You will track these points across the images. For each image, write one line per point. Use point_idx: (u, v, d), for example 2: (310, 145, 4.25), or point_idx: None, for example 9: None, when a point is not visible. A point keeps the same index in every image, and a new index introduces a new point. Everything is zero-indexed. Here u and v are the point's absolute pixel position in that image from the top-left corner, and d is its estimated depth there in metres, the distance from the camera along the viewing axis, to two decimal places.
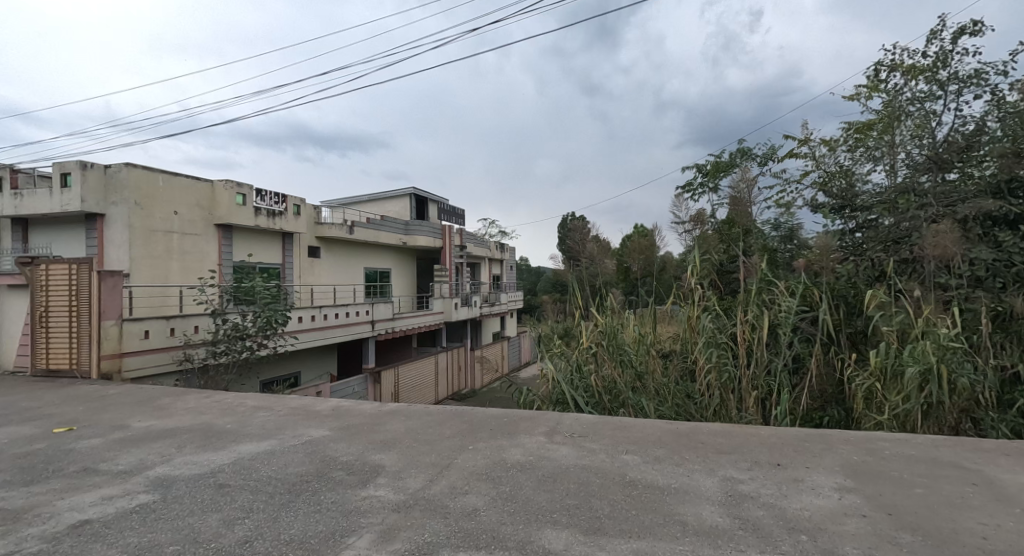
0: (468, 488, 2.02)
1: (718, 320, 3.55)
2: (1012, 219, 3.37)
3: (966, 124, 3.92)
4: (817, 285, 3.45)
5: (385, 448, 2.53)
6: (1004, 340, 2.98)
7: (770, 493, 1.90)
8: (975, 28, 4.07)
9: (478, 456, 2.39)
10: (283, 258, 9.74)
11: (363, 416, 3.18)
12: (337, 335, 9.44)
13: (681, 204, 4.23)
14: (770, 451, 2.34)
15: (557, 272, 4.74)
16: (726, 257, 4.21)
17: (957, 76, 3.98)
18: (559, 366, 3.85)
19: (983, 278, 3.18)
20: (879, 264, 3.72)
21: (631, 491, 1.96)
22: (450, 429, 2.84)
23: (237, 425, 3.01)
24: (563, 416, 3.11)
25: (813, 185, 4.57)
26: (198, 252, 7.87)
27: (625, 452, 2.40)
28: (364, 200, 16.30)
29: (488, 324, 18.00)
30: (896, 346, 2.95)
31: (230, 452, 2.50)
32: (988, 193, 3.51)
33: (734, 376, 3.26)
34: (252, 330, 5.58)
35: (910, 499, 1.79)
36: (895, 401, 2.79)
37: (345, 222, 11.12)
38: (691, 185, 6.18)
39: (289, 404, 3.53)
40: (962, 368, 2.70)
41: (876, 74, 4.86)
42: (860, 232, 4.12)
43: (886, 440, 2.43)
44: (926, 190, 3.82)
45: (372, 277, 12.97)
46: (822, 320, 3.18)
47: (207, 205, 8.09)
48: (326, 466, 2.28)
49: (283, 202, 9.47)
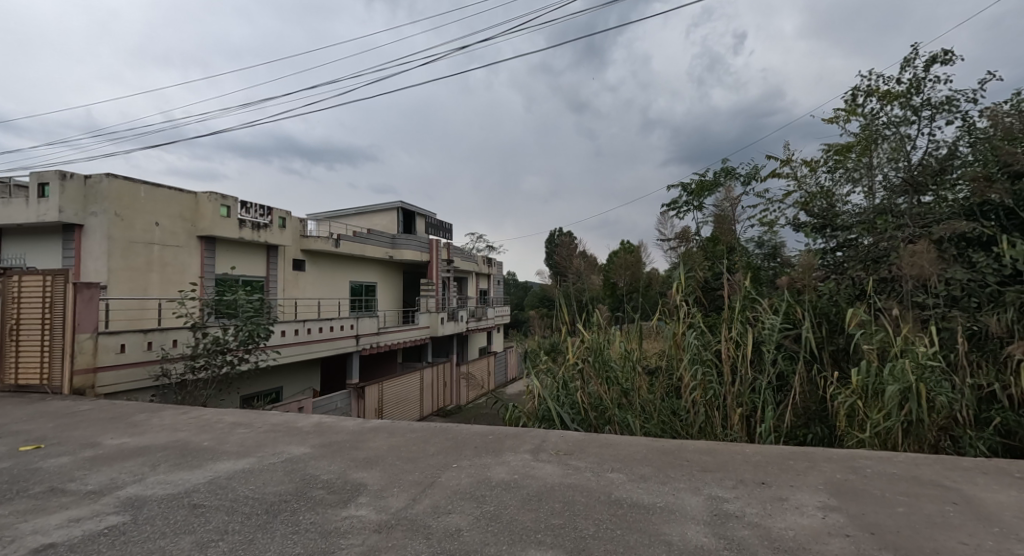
0: (452, 507, 1.98)
1: (702, 337, 3.56)
2: (985, 240, 3.47)
3: (939, 148, 4.07)
4: (799, 302, 3.52)
5: (368, 466, 2.48)
6: (980, 359, 3.03)
7: (756, 512, 1.89)
8: (946, 56, 4.24)
9: (462, 474, 2.36)
10: (267, 271, 9.62)
11: (346, 433, 3.12)
12: (321, 349, 9.31)
13: (667, 221, 4.29)
14: (754, 469, 2.34)
15: (544, 287, 4.76)
16: (711, 273, 4.20)
17: (930, 103, 4.12)
18: (546, 382, 3.84)
19: (959, 298, 3.26)
20: (859, 284, 3.81)
21: (617, 510, 1.94)
22: (434, 446, 2.80)
23: (215, 442, 2.92)
24: (549, 433, 3.08)
25: (794, 204, 4.67)
26: (179, 264, 7.74)
27: (610, 470, 2.38)
28: (351, 213, 16.30)
29: (475, 339, 18.00)
30: (876, 364, 2.99)
31: (207, 470, 2.42)
32: (962, 215, 3.62)
33: (718, 393, 3.28)
34: (233, 345, 5.46)
35: (892, 518, 1.79)
36: (876, 419, 2.81)
37: (331, 236, 11.08)
38: (676, 202, 6.27)
39: (270, 420, 3.46)
40: (940, 386, 2.75)
41: (854, 99, 5.04)
42: (840, 251, 4.21)
43: (868, 458, 2.46)
44: (904, 212, 3.93)
45: (358, 291, 12.86)
46: (806, 337, 3.22)
47: (190, 217, 7.99)
48: (306, 485, 2.22)
49: (268, 215, 9.37)
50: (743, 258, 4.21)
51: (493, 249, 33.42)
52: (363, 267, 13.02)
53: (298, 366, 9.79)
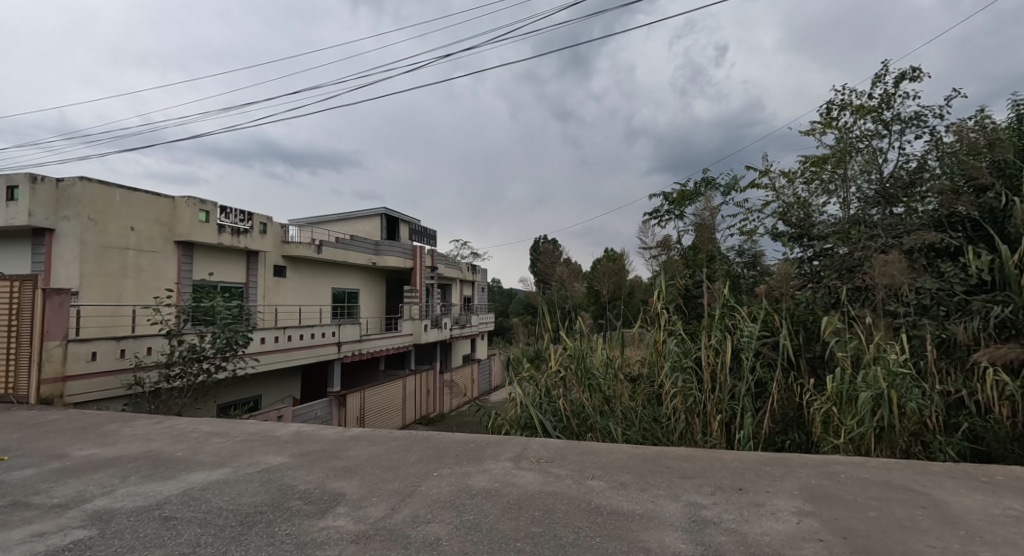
0: (432, 516, 1.97)
1: (682, 344, 3.61)
2: (952, 250, 3.60)
3: (909, 161, 4.23)
4: (777, 310, 3.60)
5: (347, 475, 2.45)
6: (950, 366, 3.12)
7: (733, 518, 1.92)
8: (914, 73, 4.40)
9: (442, 483, 2.34)
10: (247, 277, 9.48)
11: (326, 442, 3.08)
12: (302, 357, 9.18)
13: (648, 230, 4.34)
14: (732, 476, 2.37)
15: (527, 295, 4.77)
16: (692, 282, 4.28)
17: (900, 117, 4.26)
18: (528, 391, 3.85)
19: (929, 307, 3.37)
20: (834, 292, 3.90)
21: (597, 518, 1.95)
22: (415, 455, 2.78)
23: (189, 453, 2.86)
24: (530, 440, 3.08)
25: (772, 214, 4.79)
26: (155, 270, 7.59)
27: (591, 478, 2.39)
28: (332, 219, 16.17)
29: (458, 346, 17.97)
30: (850, 371, 3.05)
31: (180, 482, 2.37)
32: (931, 226, 3.74)
33: (698, 400, 3.33)
34: (210, 352, 5.35)
35: (864, 523, 1.83)
36: (850, 425, 2.86)
37: (313, 242, 10.96)
38: (658, 212, 6.35)
39: (247, 429, 3.39)
40: (910, 393, 2.83)
41: (828, 112, 5.20)
42: (816, 260, 4.31)
43: (842, 463, 2.51)
44: (877, 222, 4.07)
45: (340, 297, 12.72)
46: (782, 345, 3.31)
47: (168, 222, 7.86)
48: (283, 495, 2.18)
49: (248, 220, 9.24)
50: (724, 266, 4.29)
51: (478, 256, 33.32)
52: (346, 274, 12.90)
53: (277, 374, 9.62)
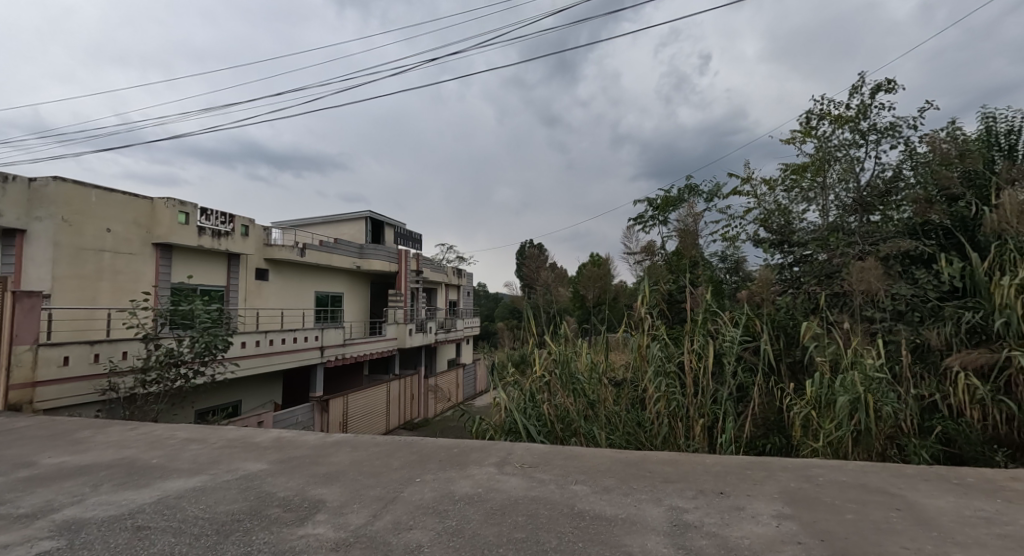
0: (414, 522, 1.95)
1: (666, 349, 3.64)
2: (926, 258, 3.69)
3: (885, 171, 4.34)
4: (758, 316, 3.65)
5: (328, 482, 2.41)
6: (924, 370, 3.19)
7: (714, 522, 1.93)
8: (889, 84, 4.52)
9: (425, 489, 2.32)
10: (228, 280, 9.32)
11: (306, 448, 3.03)
12: (284, 362, 9.05)
13: (632, 235, 4.38)
14: (714, 480, 2.39)
15: (512, 299, 4.77)
16: (675, 287, 4.33)
17: (876, 128, 4.37)
18: (513, 395, 3.84)
19: (904, 312, 3.45)
20: (814, 298, 3.98)
21: (579, 523, 1.95)
22: (398, 460, 2.75)
23: (165, 460, 2.79)
24: (514, 445, 3.07)
25: (754, 221, 4.88)
26: (132, 272, 7.43)
27: (574, 483, 2.39)
28: (316, 222, 16.00)
29: (443, 351, 17.90)
30: (828, 375, 3.11)
31: (154, 490, 2.31)
32: (906, 233, 3.84)
33: (681, 404, 3.36)
34: (188, 357, 5.23)
35: (841, 525, 1.86)
36: (829, 429, 2.91)
37: (296, 244, 10.83)
38: (642, 217, 6.41)
39: (226, 435, 3.33)
40: (886, 397, 2.89)
41: (808, 122, 5.31)
42: (797, 266, 4.39)
43: (820, 466, 2.54)
44: (854, 230, 4.16)
45: (324, 301, 12.57)
46: (763, 350, 3.36)
47: (146, 223, 7.70)
48: (261, 503, 2.14)
49: (230, 222, 9.10)
50: (707, 272, 4.34)
51: (464, 260, 33.23)
52: (330, 277, 12.77)
53: (258, 379, 9.46)
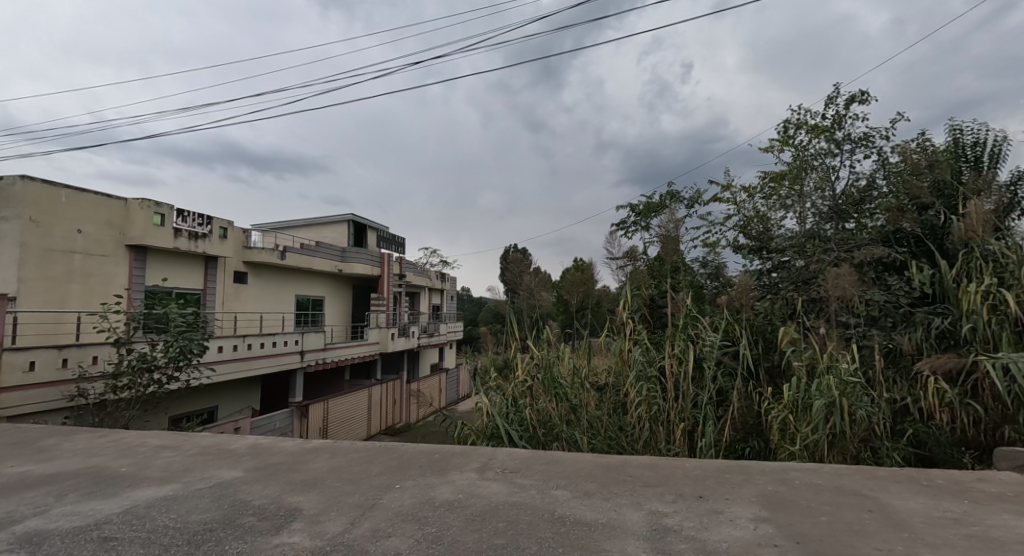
0: (393, 530, 1.92)
1: (647, 354, 3.66)
2: (899, 265, 3.79)
3: (859, 179, 4.45)
4: (738, 321, 3.71)
5: (305, 489, 2.37)
6: (896, 375, 3.27)
7: (692, 525, 1.95)
8: (863, 96, 4.64)
9: (405, 495, 2.29)
10: (204, 283, 9.13)
11: (284, 454, 2.98)
12: (262, 366, 8.88)
13: (615, 241, 4.41)
14: (693, 484, 2.41)
15: (495, 304, 4.76)
16: (657, 292, 4.37)
17: (850, 138, 4.49)
18: (496, 400, 3.83)
19: (878, 318, 3.54)
20: (791, 303, 4.06)
21: (560, 528, 1.94)
22: (378, 467, 2.71)
23: (135, 468, 2.71)
24: (496, 451, 3.06)
25: (734, 227, 4.96)
26: (104, 275, 7.23)
27: (555, 488, 2.39)
28: (297, 224, 15.79)
29: (426, 355, 17.79)
30: (805, 380, 3.16)
31: (123, 499, 2.24)
32: (879, 241, 3.94)
33: (662, 409, 3.38)
34: (161, 362, 5.10)
35: (816, 527, 1.89)
36: (806, 432, 2.95)
37: (276, 247, 10.67)
38: (625, 223, 6.47)
39: (200, 442, 3.25)
40: (860, 400, 2.95)
41: (786, 131, 5.43)
42: (775, 272, 4.47)
43: (797, 469, 2.58)
44: (830, 237, 4.26)
45: (304, 305, 12.39)
46: (742, 354, 3.41)
47: (119, 224, 7.50)
48: (236, 511, 2.09)
49: (207, 224, 8.93)
50: (688, 277, 4.40)
51: (447, 264, 33.11)
52: (311, 281, 12.59)
53: (236, 385, 9.27)
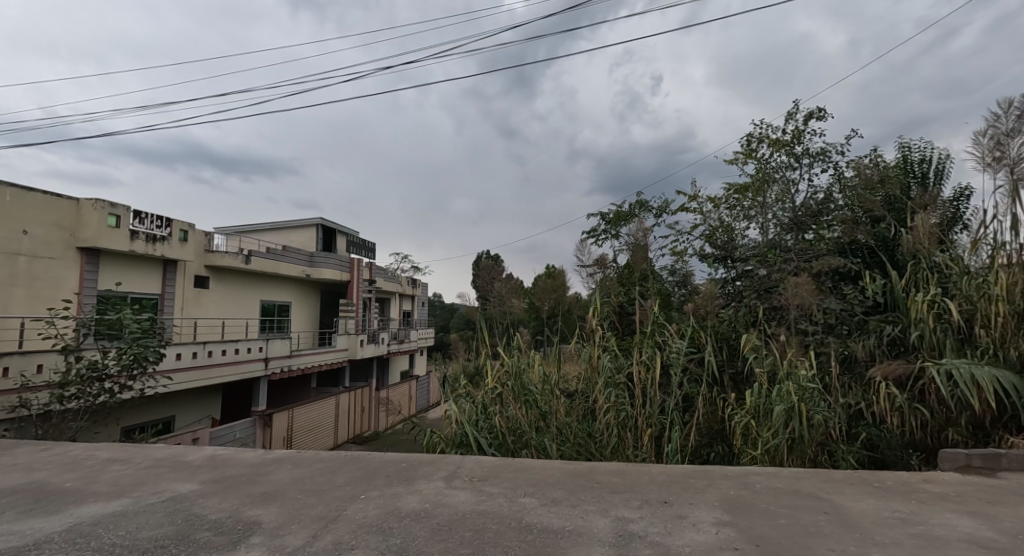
0: (356, 542, 1.88)
1: (616, 360, 3.71)
2: (853, 274, 3.97)
3: (817, 193, 4.65)
4: (703, 328, 3.80)
5: (266, 501, 2.29)
6: (852, 380, 3.40)
7: (657, 531, 1.97)
8: (820, 113, 4.86)
9: (370, 506, 2.24)
10: (162, 288, 8.78)
11: (243, 466, 2.87)
12: (224, 374, 8.58)
13: (585, 249, 4.46)
14: (659, 489, 2.45)
15: (466, 310, 4.73)
16: (626, 299, 4.44)
17: (808, 152, 4.68)
18: (465, 408, 3.79)
19: (834, 326, 3.68)
20: (754, 311, 4.18)
21: (527, 536, 1.94)
22: (343, 477, 2.65)
23: (81, 483, 2.56)
24: (464, 459, 3.03)
25: (700, 237, 5.10)
26: (52, 279, 6.87)
27: (523, 495, 2.38)
28: (263, 228, 15.38)
29: (397, 362, 17.55)
30: (766, 386, 3.25)
31: (66, 517, 2.12)
32: (836, 252, 4.11)
33: (630, 415, 3.42)
34: (113, 370, 4.85)
35: (775, 530, 1.94)
36: (767, 437, 3.03)
37: (240, 251, 10.36)
38: (596, 231, 6.55)
39: (153, 454, 3.10)
40: (818, 405, 3.06)
41: (749, 144, 5.62)
42: (738, 281, 4.61)
43: (758, 473, 2.65)
44: (791, 247, 4.42)
45: (269, 310, 12.05)
46: (707, 361, 3.49)
47: (70, 226, 7.16)
48: (190, 526, 2.01)
49: (166, 227, 8.61)
50: (656, 285, 4.49)
51: (418, 270, 32.77)
52: (277, 286, 12.27)
53: (195, 393, 8.92)
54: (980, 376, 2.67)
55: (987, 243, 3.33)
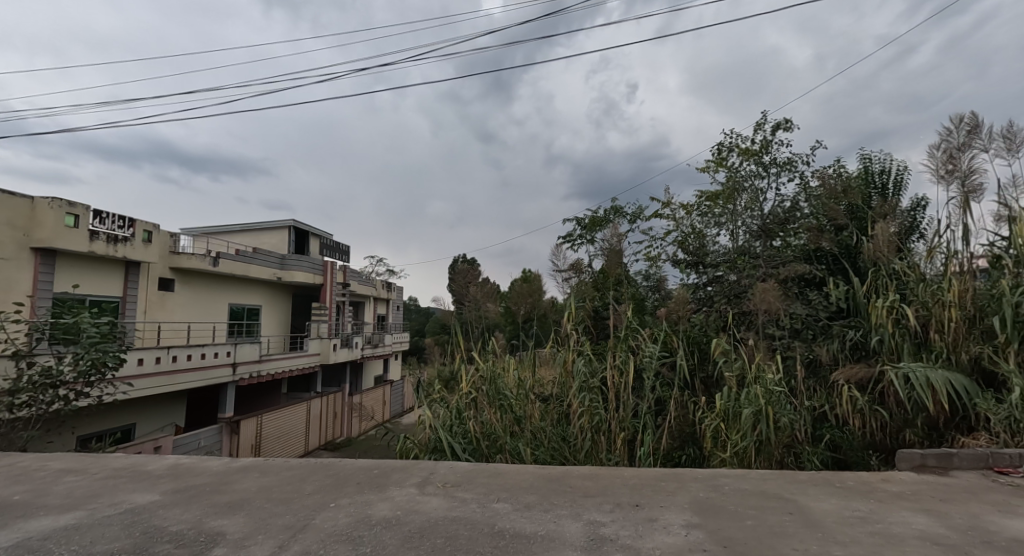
0: (324, 552, 1.84)
1: (590, 364, 3.74)
2: (818, 281, 4.10)
3: (784, 201, 4.79)
4: (675, 332, 3.87)
5: (231, 511, 2.23)
6: (817, 383, 3.51)
7: (628, 534, 1.99)
8: (787, 124, 5.01)
9: (339, 515, 2.20)
10: (124, 291, 8.46)
11: (208, 475, 2.78)
12: (189, 380, 8.30)
13: (560, 253, 4.49)
14: (630, 493, 2.47)
15: (441, 314, 4.70)
16: (601, 304, 4.48)
17: (776, 162, 4.82)
18: (439, 413, 3.76)
19: (801, 330, 3.79)
20: (724, 315, 4.28)
21: (499, 542, 1.93)
22: (312, 485, 2.59)
23: (31, 495, 2.44)
24: (437, 464, 3.00)
25: (673, 243, 5.19)
26: (3, 280, 6.55)
27: (496, 501, 2.37)
28: (233, 229, 14.99)
29: (370, 367, 17.31)
30: (735, 389, 3.32)
31: (13, 531, 2.01)
32: (802, 258, 4.24)
33: (603, 419, 3.45)
34: (69, 377, 4.63)
35: (742, 531, 1.98)
36: (736, 439, 3.09)
37: (208, 254, 10.07)
38: (571, 236, 6.60)
39: (111, 464, 2.98)
40: (784, 408, 3.14)
41: (720, 153, 5.75)
42: (709, 286, 4.71)
43: (727, 476, 2.70)
44: (759, 254, 4.54)
45: (238, 314, 11.73)
46: (679, 365, 3.55)
47: (23, 225, 6.83)
48: (149, 539, 1.94)
49: (129, 227, 8.30)
50: (630, 290, 4.55)
51: (393, 274, 32.41)
52: (246, 289, 11.96)
53: (158, 400, 8.61)
54: (935, 379, 2.79)
55: (941, 251, 3.48)
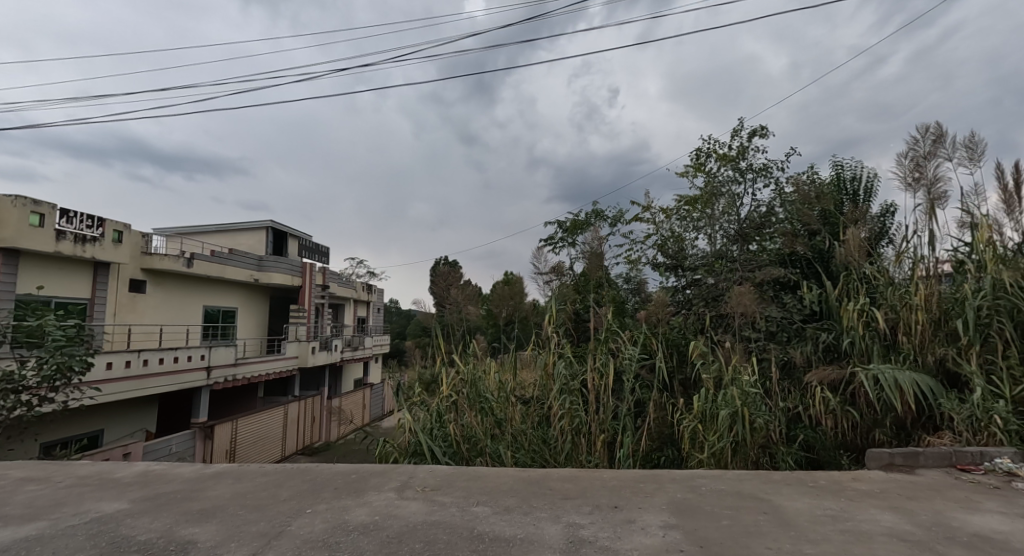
0: None
1: (570, 367, 3.75)
2: (792, 284, 4.19)
3: (760, 206, 4.89)
4: (654, 335, 3.91)
5: (203, 519, 2.17)
6: (791, 385, 3.58)
7: (607, 536, 2.00)
8: (763, 131, 5.12)
9: (316, 521, 2.16)
10: (92, 293, 8.20)
11: (179, 482, 2.71)
12: (161, 384, 8.08)
13: (541, 256, 4.50)
14: (609, 494, 2.48)
15: (422, 317, 4.66)
16: (581, 306, 4.50)
17: (752, 168, 4.92)
18: (419, 416, 3.73)
19: (776, 333, 3.87)
20: (702, 318, 4.34)
21: (478, 546, 1.92)
22: (288, 491, 2.55)
23: None
24: (417, 468, 2.97)
25: (653, 246, 5.25)
26: None
27: (476, 504, 2.36)
28: (208, 230, 14.66)
29: (350, 370, 17.08)
30: (713, 390, 3.37)
31: None
32: (777, 262, 4.33)
33: (583, 421, 3.47)
34: (32, 381, 4.47)
35: (718, 531, 2.01)
36: (713, 440, 3.14)
37: (182, 255, 9.84)
38: (553, 238, 6.63)
39: (77, 472, 2.88)
40: (759, 409, 3.20)
41: (699, 158, 5.85)
42: (688, 289, 4.78)
43: (704, 476, 2.74)
44: (736, 257, 4.63)
45: (213, 316, 11.47)
46: (658, 367, 3.59)
47: None
48: (115, 549, 1.87)
49: (99, 227, 8.06)
50: (610, 293, 4.59)
51: (374, 276, 32.10)
52: (222, 291, 11.70)
53: (128, 405, 8.36)
54: (903, 381, 2.88)
55: (909, 256, 3.59)
